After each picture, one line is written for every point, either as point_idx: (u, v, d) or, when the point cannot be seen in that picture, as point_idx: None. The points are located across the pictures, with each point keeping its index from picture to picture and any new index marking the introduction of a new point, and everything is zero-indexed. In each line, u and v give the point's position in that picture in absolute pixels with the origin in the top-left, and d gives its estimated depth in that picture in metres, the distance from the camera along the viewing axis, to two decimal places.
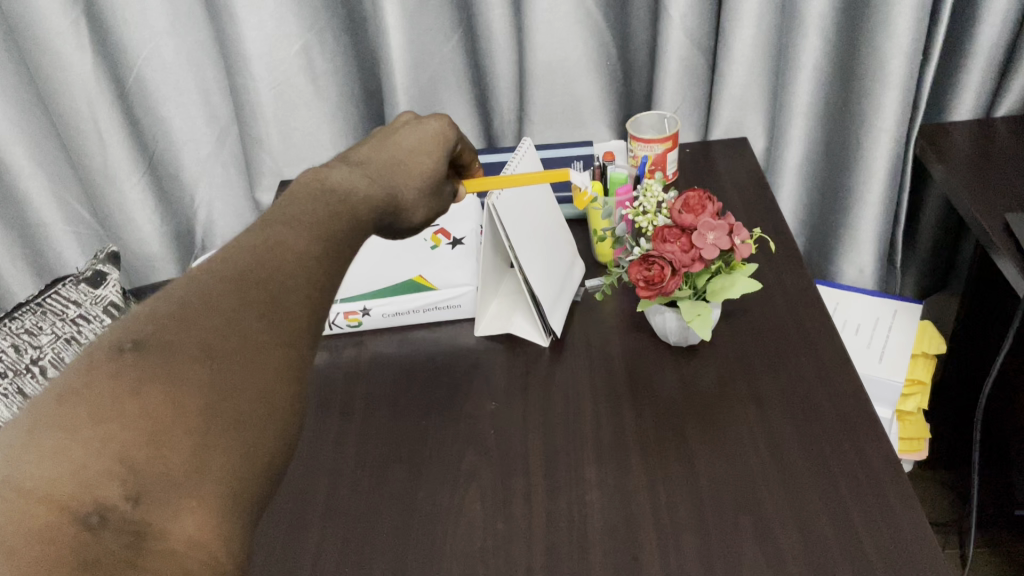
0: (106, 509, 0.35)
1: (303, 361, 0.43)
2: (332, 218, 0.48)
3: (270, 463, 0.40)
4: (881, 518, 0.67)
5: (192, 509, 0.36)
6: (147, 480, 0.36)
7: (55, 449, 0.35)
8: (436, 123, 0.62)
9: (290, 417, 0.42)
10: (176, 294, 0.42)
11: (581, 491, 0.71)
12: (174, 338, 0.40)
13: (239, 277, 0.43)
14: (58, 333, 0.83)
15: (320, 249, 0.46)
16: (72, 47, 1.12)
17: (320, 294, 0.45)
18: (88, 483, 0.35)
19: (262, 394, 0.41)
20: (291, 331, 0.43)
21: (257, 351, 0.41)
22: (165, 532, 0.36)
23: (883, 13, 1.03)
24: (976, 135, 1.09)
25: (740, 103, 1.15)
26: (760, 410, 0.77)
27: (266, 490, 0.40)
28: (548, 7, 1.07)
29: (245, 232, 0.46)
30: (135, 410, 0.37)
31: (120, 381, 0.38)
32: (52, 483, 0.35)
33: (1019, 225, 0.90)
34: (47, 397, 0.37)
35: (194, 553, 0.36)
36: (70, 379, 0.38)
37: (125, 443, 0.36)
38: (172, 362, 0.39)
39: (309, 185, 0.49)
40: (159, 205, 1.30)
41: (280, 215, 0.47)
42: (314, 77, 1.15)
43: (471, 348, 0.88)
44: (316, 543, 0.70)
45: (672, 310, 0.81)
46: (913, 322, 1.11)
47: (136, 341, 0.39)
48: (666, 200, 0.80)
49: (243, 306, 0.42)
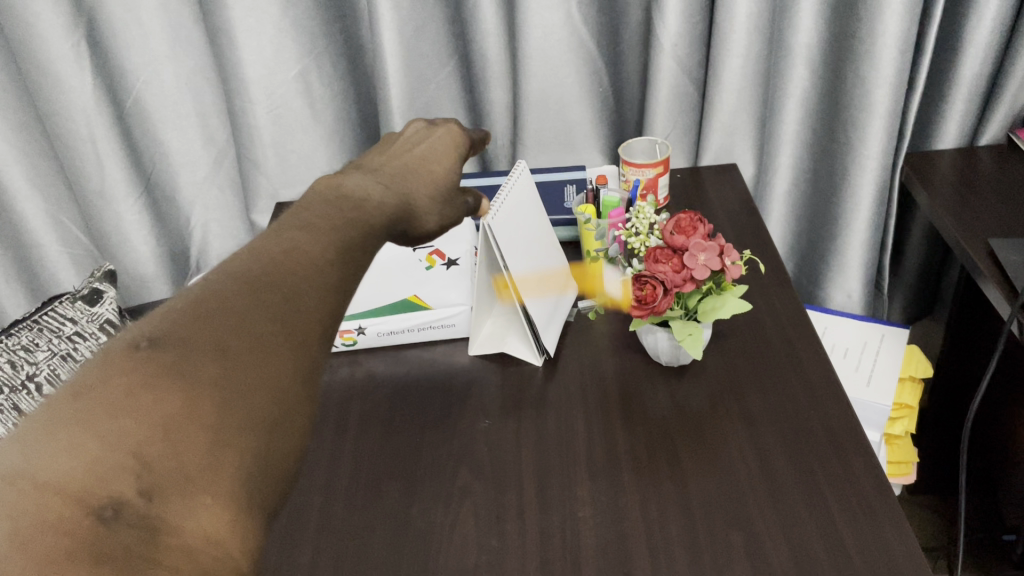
0: (121, 503, 0.36)
1: (315, 363, 0.44)
2: (344, 222, 0.49)
3: (282, 464, 0.41)
4: (870, 535, 0.68)
5: (206, 505, 0.37)
6: (161, 475, 0.37)
7: (71, 442, 0.36)
8: (447, 132, 0.64)
9: (302, 417, 0.42)
10: (191, 297, 0.43)
11: (574, 508, 0.72)
12: (190, 338, 0.41)
13: (254, 280, 0.44)
14: (54, 350, 0.83)
15: (334, 251, 0.47)
16: (73, 70, 1.13)
17: (334, 297, 0.46)
18: (102, 477, 0.36)
19: (277, 394, 0.41)
20: (305, 333, 0.44)
21: (271, 352, 0.42)
22: (180, 528, 0.36)
23: (867, 43, 1.06)
24: (959, 165, 1.12)
25: (730, 130, 1.18)
26: (751, 428, 0.78)
27: (278, 490, 0.41)
28: (542, 35, 1.09)
29: (259, 239, 0.47)
30: (149, 406, 0.38)
31: (135, 378, 0.38)
32: (66, 476, 0.35)
33: (1004, 251, 0.92)
34: (63, 393, 0.38)
35: (208, 548, 0.37)
36: (86, 376, 0.39)
37: (139, 438, 0.37)
38: (186, 360, 0.40)
39: (325, 194, 0.51)
40: (155, 225, 1.31)
41: (296, 220, 0.49)
42: (312, 101, 1.16)
43: (465, 368, 0.89)
44: (310, 558, 0.70)
45: (663, 330, 0.82)
46: (901, 346, 1.12)
47: (151, 340, 0.40)
48: (658, 221, 0.82)
49: (258, 307, 0.43)
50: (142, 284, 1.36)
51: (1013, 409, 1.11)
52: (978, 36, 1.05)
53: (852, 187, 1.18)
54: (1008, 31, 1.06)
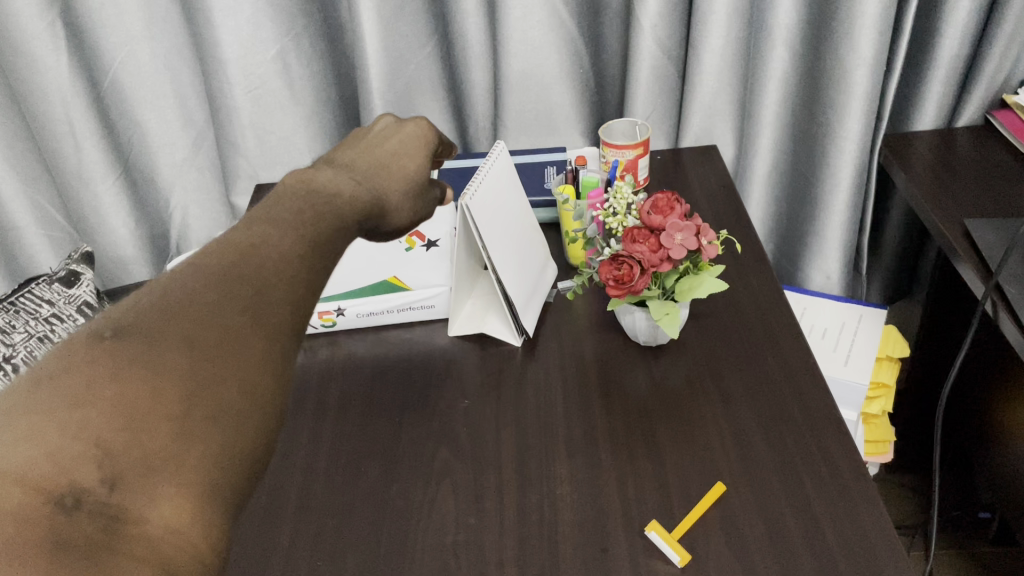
0: (82, 491, 0.35)
1: (283, 356, 0.44)
2: (315, 218, 0.49)
3: (248, 455, 0.41)
4: (842, 509, 0.69)
5: (170, 495, 0.37)
6: (124, 464, 0.36)
7: (31, 431, 0.35)
8: (416, 128, 0.64)
9: (269, 409, 0.43)
10: (158, 287, 0.43)
11: (552, 486, 0.72)
12: (155, 327, 0.40)
13: (222, 271, 0.44)
14: (31, 331, 0.82)
15: (303, 246, 0.47)
16: (48, 50, 1.11)
17: (302, 290, 0.46)
18: (64, 465, 0.35)
19: (243, 386, 0.41)
20: (273, 327, 0.44)
21: (238, 344, 0.42)
22: (142, 518, 0.36)
23: (847, 24, 1.06)
24: (936, 146, 1.12)
25: (710, 112, 1.18)
26: (727, 406, 0.79)
27: (243, 481, 0.41)
28: (522, 15, 1.09)
29: (229, 231, 0.47)
30: (113, 395, 0.37)
31: (99, 366, 0.38)
32: (27, 464, 0.35)
33: (979, 231, 0.93)
34: (25, 381, 0.37)
35: (171, 539, 0.37)
36: (49, 364, 0.38)
37: (101, 427, 0.37)
38: (151, 350, 0.39)
39: (297, 187, 0.51)
40: (135, 207, 1.30)
41: (266, 214, 0.48)
42: (291, 82, 1.16)
43: (445, 349, 0.89)
44: (289, 538, 0.71)
45: (641, 310, 0.82)
46: (878, 327, 1.13)
47: (116, 329, 0.40)
48: (635, 202, 0.82)
49: (226, 298, 0.43)
50: (121, 266, 1.35)
51: (987, 389, 1.12)
52: (956, 17, 1.06)
53: (831, 169, 1.18)
54: (985, 12, 1.06)
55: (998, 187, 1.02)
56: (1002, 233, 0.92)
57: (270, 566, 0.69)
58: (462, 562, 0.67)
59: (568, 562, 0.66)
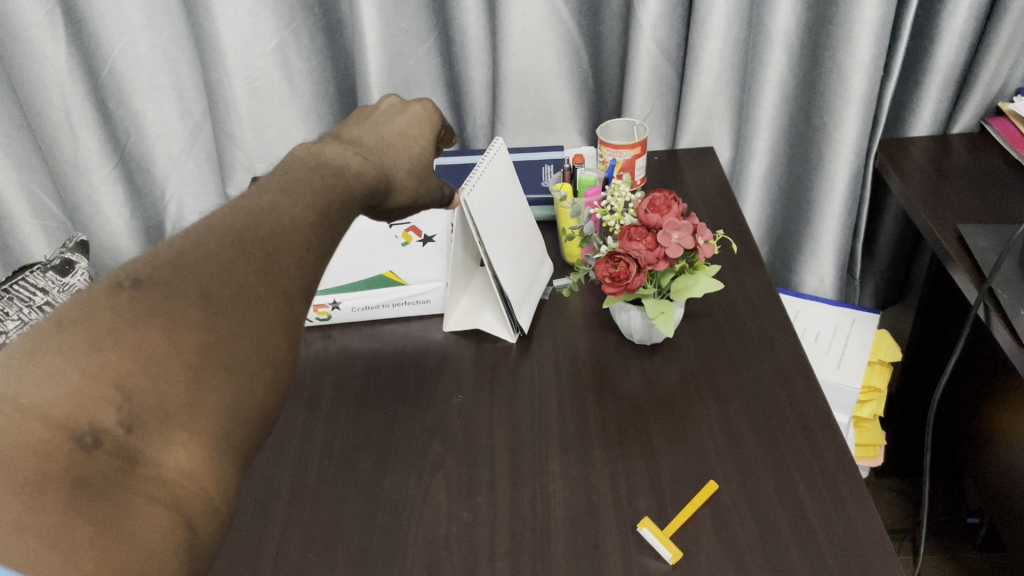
0: (101, 431, 0.36)
1: (296, 319, 0.45)
2: (324, 187, 0.50)
3: (259, 410, 0.42)
4: (833, 509, 0.69)
5: (183, 440, 0.38)
6: (141, 408, 0.37)
7: (54, 370, 0.36)
8: (422, 109, 0.64)
9: (281, 368, 0.44)
10: (175, 244, 0.43)
11: (545, 481, 0.73)
12: (175, 280, 0.41)
13: (237, 233, 0.45)
14: (24, 319, 0.82)
15: (313, 215, 0.48)
16: (47, 39, 1.11)
17: (314, 260, 0.47)
18: (84, 404, 0.36)
19: (257, 341, 0.42)
20: (287, 288, 0.45)
21: (252, 303, 0.43)
22: (156, 461, 0.37)
23: (845, 28, 1.06)
24: (931, 152, 1.13)
25: (707, 113, 1.18)
26: (721, 406, 0.79)
27: (255, 434, 0.42)
28: (523, 13, 1.09)
29: (240, 198, 0.48)
30: (133, 341, 0.38)
31: (119, 313, 0.39)
32: (49, 402, 0.35)
33: (974, 238, 0.94)
34: (47, 325, 0.38)
35: (184, 482, 0.37)
36: (71, 309, 0.39)
37: (120, 370, 0.37)
38: (170, 301, 0.40)
39: (304, 159, 0.52)
40: (129, 197, 1.30)
41: (276, 182, 0.49)
42: (290, 76, 1.16)
43: (439, 344, 0.89)
44: (281, 527, 0.71)
45: (636, 308, 0.82)
46: (869, 331, 1.14)
47: (136, 280, 0.41)
48: (632, 200, 0.82)
49: (241, 259, 0.43)
50: (116, 256, 1.35)
51: (981, 395, 1.12)
52: (953, 25, 1.06)
53: (826, 170, 1.19)
54: (983, 19, 1.06)
55: (992, 194, 1.03)
56: (996, 239, 0.93)
57: (264, 553, 0.69)
58: (454, 556, 0.67)
59: (559, 556, 0.67)
